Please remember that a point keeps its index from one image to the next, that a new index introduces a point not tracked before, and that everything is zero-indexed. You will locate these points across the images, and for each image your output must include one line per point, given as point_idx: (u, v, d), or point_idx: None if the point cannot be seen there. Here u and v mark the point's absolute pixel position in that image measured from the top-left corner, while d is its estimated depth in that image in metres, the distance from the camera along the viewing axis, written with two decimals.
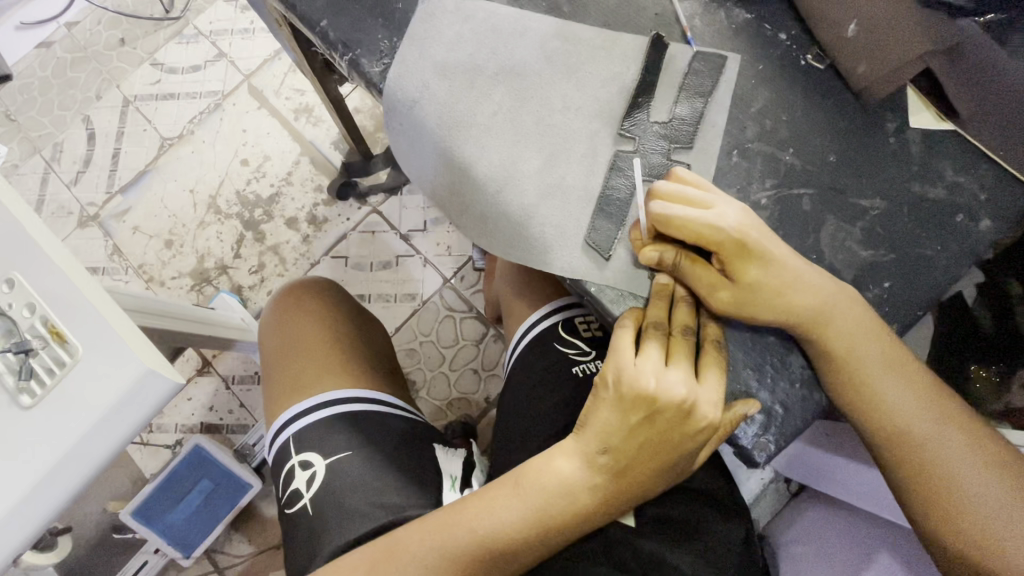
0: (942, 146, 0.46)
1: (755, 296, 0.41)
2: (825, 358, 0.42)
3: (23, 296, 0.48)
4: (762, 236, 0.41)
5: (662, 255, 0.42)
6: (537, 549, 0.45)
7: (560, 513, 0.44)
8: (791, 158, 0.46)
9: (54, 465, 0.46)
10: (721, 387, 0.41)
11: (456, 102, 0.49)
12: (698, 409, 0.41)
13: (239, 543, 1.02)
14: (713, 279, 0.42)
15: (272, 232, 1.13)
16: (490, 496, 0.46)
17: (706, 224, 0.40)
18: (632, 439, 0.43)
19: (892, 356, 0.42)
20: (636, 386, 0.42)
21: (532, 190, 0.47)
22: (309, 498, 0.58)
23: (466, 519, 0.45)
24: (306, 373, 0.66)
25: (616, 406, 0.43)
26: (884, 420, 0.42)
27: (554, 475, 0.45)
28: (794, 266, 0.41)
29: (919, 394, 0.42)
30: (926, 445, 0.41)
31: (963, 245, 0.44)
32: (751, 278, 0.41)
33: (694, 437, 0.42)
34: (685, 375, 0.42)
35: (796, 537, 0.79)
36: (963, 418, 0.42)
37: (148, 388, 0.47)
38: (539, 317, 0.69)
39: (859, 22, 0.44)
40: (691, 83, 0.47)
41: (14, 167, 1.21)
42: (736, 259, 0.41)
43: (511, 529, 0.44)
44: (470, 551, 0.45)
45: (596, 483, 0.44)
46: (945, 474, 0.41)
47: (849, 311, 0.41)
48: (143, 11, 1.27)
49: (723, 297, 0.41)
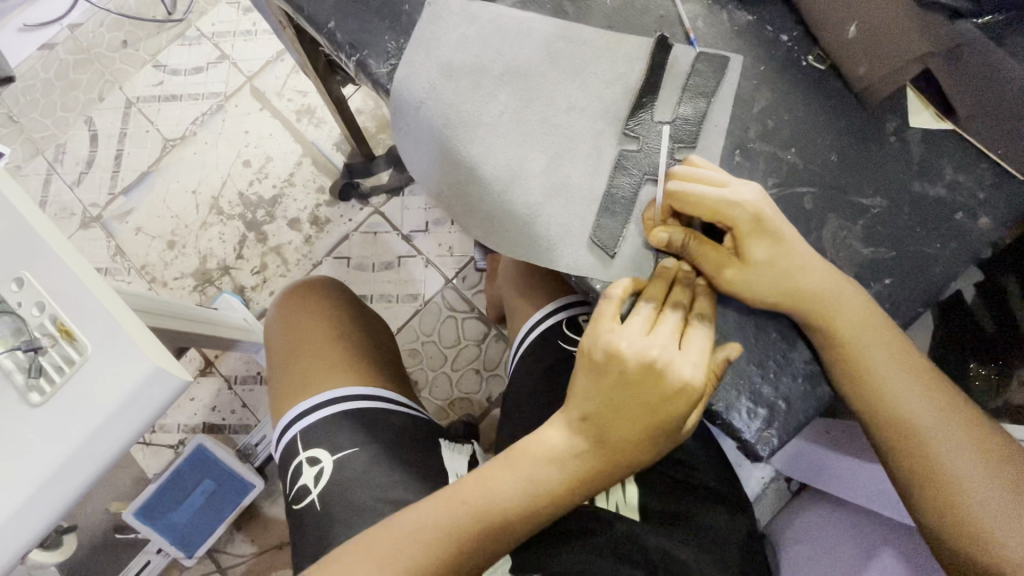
0: (941, 145, 0.47)
1: (762, 277, 0.42)
2: (831, 351, 0.42)
3: (34, 294, 0.49)
4: (777, 216, 0.42)
5: (672, 236, 0.43)
6: (529, 522, 0.45)
7: (550, 482, 0.44)
8: (793, 157, 0.47)
9: (65, 461, 0.47)
10: (701, 352, 0.41)
11: (463, 102, 0.49)
12: (671, 370, 0.41)
13: (241, 543, 1.03)
14: (722, 258, 0.42)
15: (274, 233, 1.14)
16: (483, 472, 0.46)
17: (721, 200, 0.41)
18: (613, 405, 0.43)
19: (898, 350, 0.43)
20: (613, 351, 0.42)
21: (538, 189, 0.47)
22: (316, 493, 0.59)
23: (459, 493, 0.45)
24: (311, 371, 0.66)
25: (593, 374, 0.44)
26: (889, 412, 0.42)
27: (542, 446, 0.45)
28: (803, 250, 0.42)
29: (925, 387, 0.43)
30: (930, 437, 0.42)
31: (963, 243, 0.45)
32: (760, 256, 0.42)
33: (675, 403, 0.41)
34: (664, 340, 0.42)
35: (797, 534, 0.80)
36: (968, 416, 0.42)
37: (156, 385, 0.47)
38: (542, 316, 0.70)
39: (859, 24, 0.45)
40: (693, 83, 0.48)
41: (17, 168, 1.21)
42: (750, 236, 0.41)
43: (503, 499, 0.44)
44: (463, 523, 0.44)
45: (582, 452, 0.44)
46: (946, 465, 0.41)
47: (856, 302, 0.42)
48: (145, 14, 1.28)
49: (729, 275, 0.42)
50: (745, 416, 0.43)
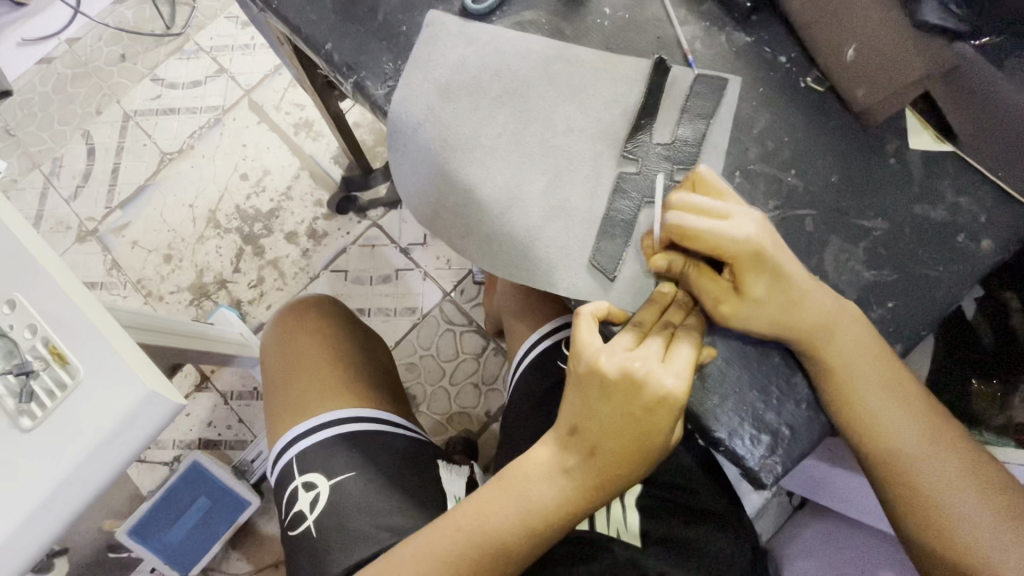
0: (942, 167, 0.46)
1: (761, 312, 0.41)
2: (823, 374, 0.42)
3: (25, 317, 0.48)
4: (777, 250, 0.41)
5: (671, 262, 0.43)
6: (526, 544, 0.43)
7: (542, 500, 0.43)
8: (793, 180, 0.47)
9: (55, 488, 0.46)
10: (686, 362, 0.40)
11: (461, 125, 0.49)
12: (651, 381, 0.40)
13: (236, 561, 1.01)
14: (721, 292, 0.42)
15: (271, 246, 1.14)
16: (477, 496, 0.45)
17: (720, 235, 0.40)
18: (599, 416, 0.42)
19: (888, 375, 0.42)
20: (594, 365, 0.41)
21: (537, 211, 0.47)
22: (313, 519, 0.58)
23: (454, 519, 0.44)
24: (308, 393, 0.65)
25: (576, 388, 0.43)
26: (880, 441, 0.42)
27: (532, 463, 0.44)
28: (803, 281, 0.41)
29: (914, 412, 0.42)
30: (917, 462, 0.41)
31: (964, 265, 0.45)
32: (759, 292, 0.41)
33: (658, 413, 0.40)
34: (648, 352, 0.41)
35: (799, 549, 0.80)
36: (956, 439, 0.42)
37: (149, 410, 0.47)
38: (540, 336, 0.69)
39: (857, 46, 0.45)
40: (692, 105, 0.48)
41: (14, 182, 1.21)
42: (749, 270, 0.40)
43: (497, 522, 0.43)
44: (459, 548, 0.43)
45: (574, 465, 0.43)
46: (936, 494, 0.41)
47: (850, 330, 0.42)
48: (144, 28, 1.28)
49: (726, 310, 0.41)
50: (750, 442, 0.42)
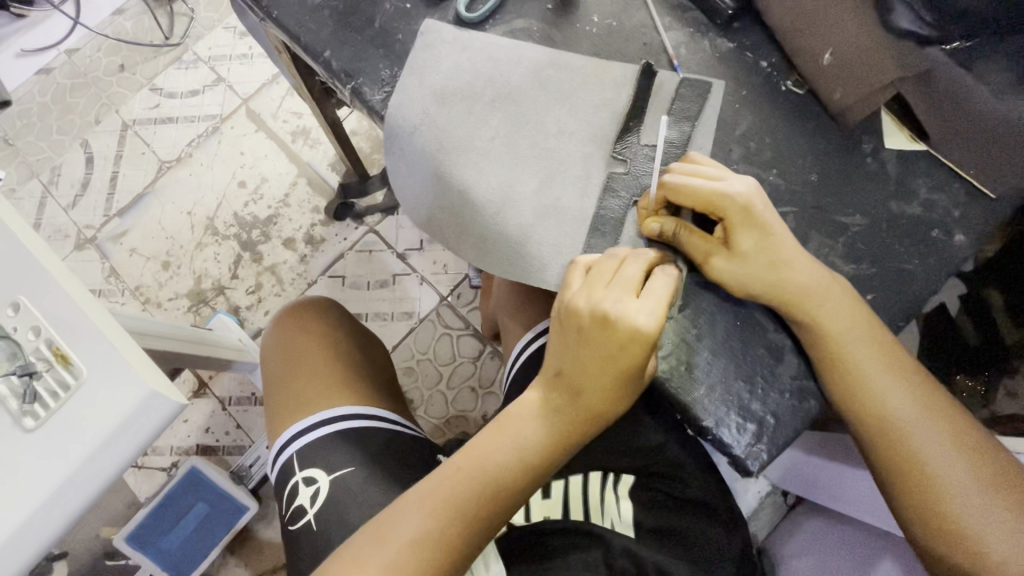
0: (916, 166, 0.48)
1: (749, 266, 0.43)
2: (818, 346, 0.43)
3: (29, 319, 0.49)
4: (767, 209, 0.44)
5: (663, 226, 0.45)
6: (525, 479, 0.45)
7: (536, 438, 0.45)
8: (775, 179, 0.49)
9: (59, 486, 0.47)
10: (657, 302, 0.41)
11: (456, 128, 0.51)
12: (623, 320, 0.41)
13: (234, 566, 1.02)
14: (711, 247, 0.44)
15: (269, 253, 1.15)
16: (476, 441, 0.47)
17: (713, 190, 0.43)
18: (578, 356, 0.44)
19: (880, 345, 0.44)
20: (571, 308, 0.43)
21: (530, 211, 0.49)
22: (312, 514, 0.59)
23: (453, 462, 0.46)
24: (307, 392, 0.67)
25: (559, 334, 0.45)
26: (870, 408, 0.43)
27: (523, 406, 0.46)
28: (791, 247, 0.44)
29: (907, 383, 0.43)
30: (910, 433, 0.42)
31: (940, 260, 0.46)
32: (748, 246, 0.43)
33: (631, 350, 0.41)
34: (620, 291, 0.42)
35: (794, 546, 0.81)
36: (949, 414, 0.43)
37: (150, 410, 0.48)
38: (534, 334, 0.70)
39: (833, 52, 0.47)
40: (678, 108, 0.50)
41: (12, 191, 1.22)
42: (739, 226, 0.43)
43: (495, 461, 0.45)
44: (460, 488, 0.44)
45: (561, 404, 0.45)
46: (927, 464, 0.42)
47: (839, 302, 0.43)
48: (143, 38, 1.30)
49: (717, 263, 0.44)
50: (736, 430, 0.43)
